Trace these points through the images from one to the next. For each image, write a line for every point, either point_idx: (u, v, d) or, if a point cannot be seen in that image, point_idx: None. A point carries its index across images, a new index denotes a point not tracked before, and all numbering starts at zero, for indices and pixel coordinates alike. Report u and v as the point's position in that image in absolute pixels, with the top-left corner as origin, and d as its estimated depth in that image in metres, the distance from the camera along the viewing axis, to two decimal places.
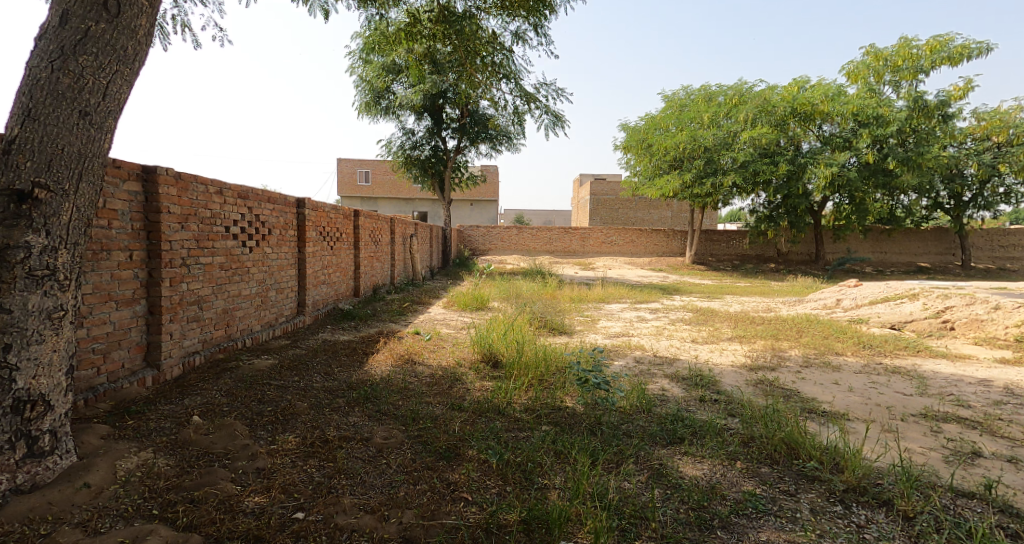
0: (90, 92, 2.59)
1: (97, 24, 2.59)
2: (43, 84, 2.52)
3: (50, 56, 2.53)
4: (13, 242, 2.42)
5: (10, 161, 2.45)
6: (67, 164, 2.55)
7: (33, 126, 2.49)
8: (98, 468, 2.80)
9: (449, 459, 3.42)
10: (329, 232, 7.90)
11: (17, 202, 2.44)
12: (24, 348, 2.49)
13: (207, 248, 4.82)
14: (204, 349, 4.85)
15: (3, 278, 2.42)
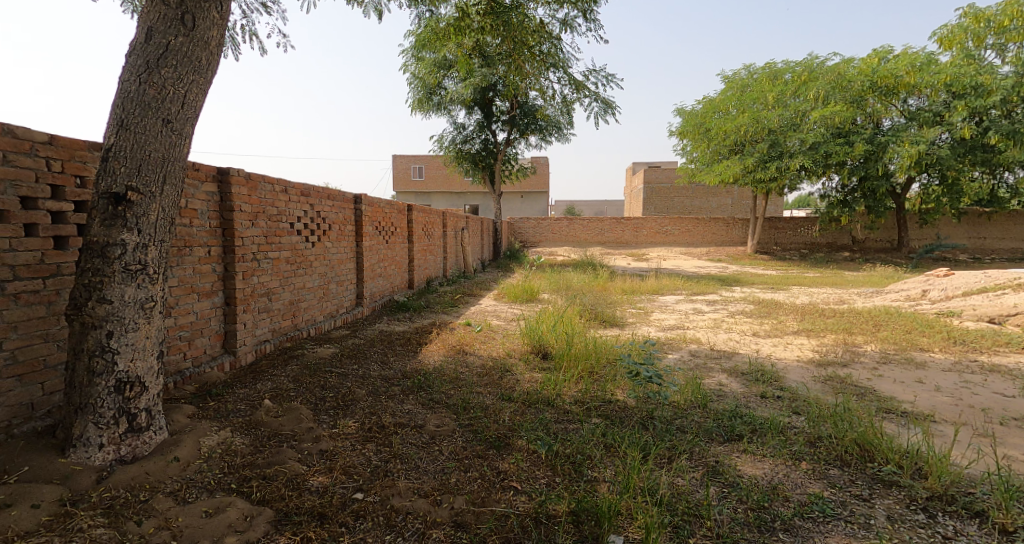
0: (175, 103, 2.84)
1: (176, 39, 2.83)
2: (132, 96, 2.78)
3: (137, 70, 2.79)
4: (112, 240, 2.72)
5: (108, 167, 2.73)
6: (154, 169, 2.81)
7: (125, 135, 2.76)
8: (185, 444, 3.07)
9: (499, 448, 3.55)
10: (384, 226, 8.17)
11: (114, 204, 2.72)
12: (123, 334, 2.78)
13: (275, 243, 5.14)
14: (273, 337, 5.19)
15: (104, 272, 2.72)
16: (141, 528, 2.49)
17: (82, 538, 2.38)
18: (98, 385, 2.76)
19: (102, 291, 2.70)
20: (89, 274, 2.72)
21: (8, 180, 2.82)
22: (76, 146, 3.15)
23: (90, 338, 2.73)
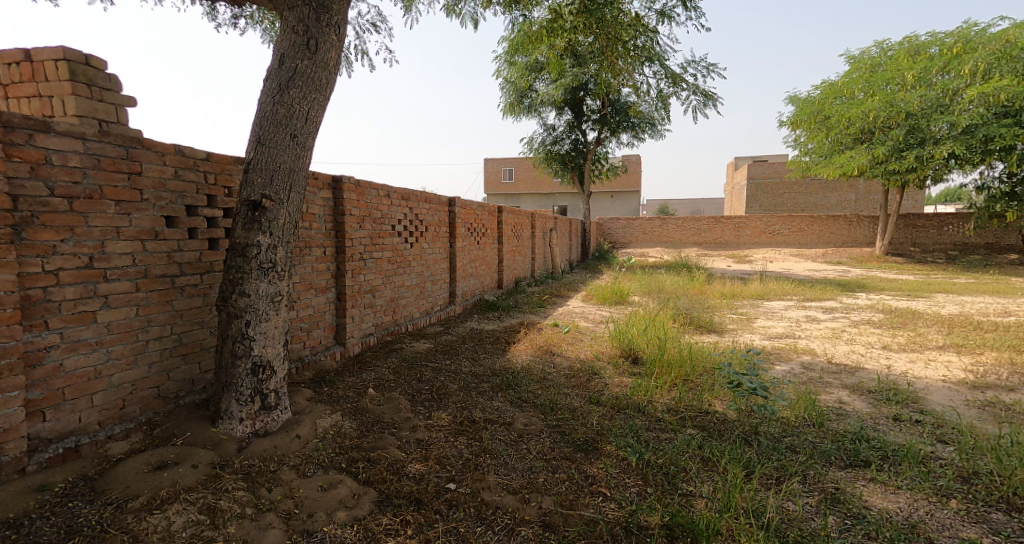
0: (302, 119, 3.20)
1: (302, 62, 3.20)
2: (267, 115, 3.16)
3: (271, 91, 3.17)
4: (250, 241, 3.11)
5: (248, 179, 3.13)
6: (284, 179, 3.18)
7: (262, 149, 3.14)
8: (306, 424, 3.44)
9: (587, 452, 3.63)
10: (476, 228, 8.49)
11: (252, 210, 3.11)
12: (258, 324, 3.18)
13: (378, 244, 5.53)
14: (376, 331, 5.60)
15: (244, 269, 3.12)
16: (273, 495, 2.84)
17: (229, 497, 2.75)
18: (238, 367, 3.18)
19: (243, 285, 3.10)
20: (233, 271, 3.13)
21: (177, 190, 3.32)
22: (224, 160, 3.64)
23: (232, 326, 3.15)
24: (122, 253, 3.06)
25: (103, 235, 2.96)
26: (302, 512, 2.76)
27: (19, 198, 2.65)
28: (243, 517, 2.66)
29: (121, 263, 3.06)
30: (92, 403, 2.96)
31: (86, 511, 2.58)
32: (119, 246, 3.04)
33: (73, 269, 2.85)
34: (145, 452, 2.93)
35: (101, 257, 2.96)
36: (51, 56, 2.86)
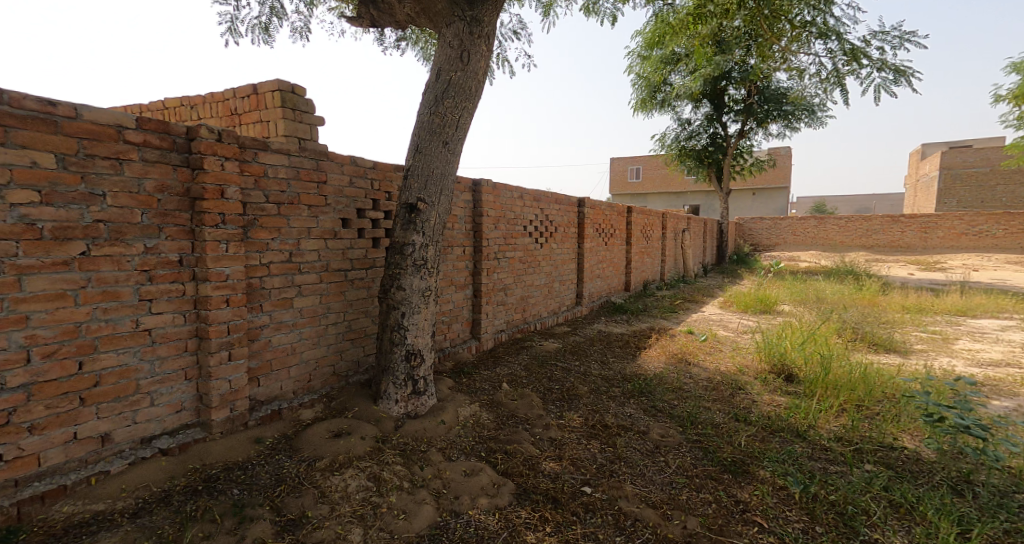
0: (453, 128, 3.47)
1: (455, 74, 3.47)
2: (424, 125, 3.48)
3: (428, 104, 3.48)
4: (407, 241, 3.43)
5: (406, 185, 3.47)
6: (437, 184, 3.47)
7: (419, 158, 3.47)
8: (449, 410, 3.75)
9: (737, 475, 3.44)
10: (604, 228, 8.48)
11: (409, 214, 3.44)
12: (411, 315, 3.52)
13: (511, 244, 5.76)
14: (507, 328, 5.84)
15: (401, 266, 3.45)
16: (423, 473, 3.13)
17: (390, 470, 3.08)
18: (394, 353, 3.54)
19: (400, 280, 3.44)
20: (392, 267, 3.48)
21: (352, 196, 3.90)
22: (387, 169, 4.20)
23: (393, 316, 3.52)
24: (312, 250, 3.68)
25: (299, 234, 3.58)
26: (448, 492, 3.02)
27: (248, 205, 3.26)
28: (401, 489, 2.96)
29: (311, 258, 3.67)
30: (289, 374, 3.60)
31: (286, 466, 3.07)
32: (309, 244, 3.66)
33: (279, 262, 3.47)
34: (325, 421, 3.43)
35: (297, 253, 3.58)
36: (270, 87, 3.59)
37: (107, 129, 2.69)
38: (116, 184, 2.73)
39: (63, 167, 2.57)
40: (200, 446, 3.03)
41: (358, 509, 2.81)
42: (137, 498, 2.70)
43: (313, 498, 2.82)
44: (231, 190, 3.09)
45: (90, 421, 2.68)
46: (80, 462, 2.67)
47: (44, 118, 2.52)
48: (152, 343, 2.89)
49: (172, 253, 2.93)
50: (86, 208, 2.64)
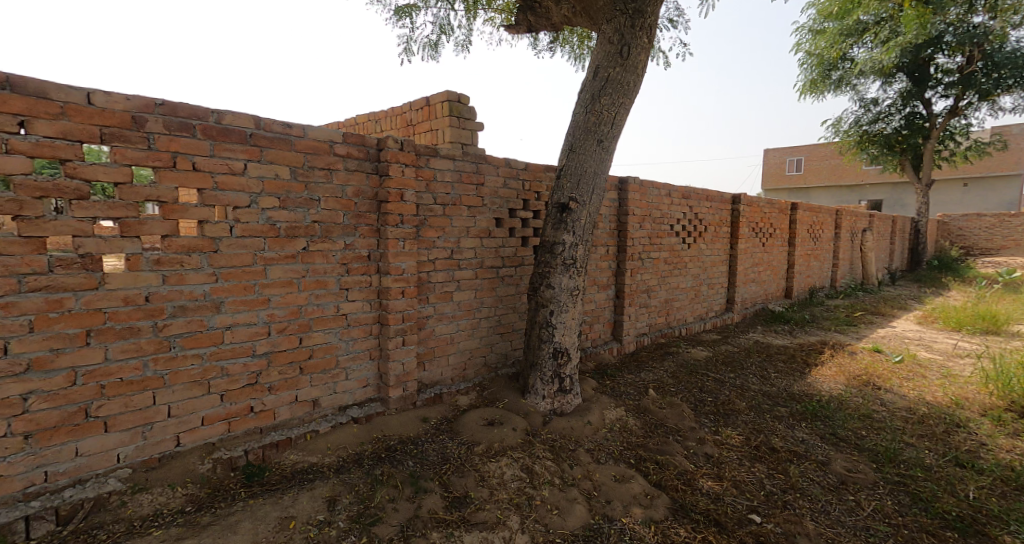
0: (607, 127, 4.08)
1: (614, 70, 4.05)
2: (580, 124, 4.14)
3: (585, 103, 4.12)
4: (558, 240, 4.08)
5: (559, 184, 4.16)
6: (587, 184, 4.11)
7: (572, 157, 4.13)
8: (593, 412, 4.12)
9: (968, 534, 3.07)
10: (762, 227, 7.93)
11: (561, 212, 4.12)
12: (560, 314, 4.11)
13: (657, 244, 5.66)
14: (650, 332, 5.78)
15: (551, 266, 4.09)
16: (573, 472, 3.50)
17: (541, 464, 3.51)
18: (543, 350, 4.15)
19: (550, 280, 4.07)
20: (543, 266, 4.14)
21: (505, 197, 4.12)
22: (537, 170, 4.34)
23: (541, 314, 4.13)
24: (470, 248, 3.97)
25: (460, 233, 3.89)
26: (598, 494, 3.34)
27: (419, 207, 3.68)
28: (551, 484, 3.36)
29: (469, 256, 3.96)
30: (448, 362, 4.02)
31: (449, 446, 3.59)
32: (468, 243, 3.95)
33: (442, 258, 3.83)
34: (481, 408, 3.97)
35: (458, 250, 3.90)
36: (440, 98, 3.89)
37: (323, 145, 3.35)
38: (327, 192, 3.39)
39: (294, 179, 3.25)
40: (381, 418, 3.66)
41: (515, 497, 3.24)
42: (339, 455, 3.37)
43: (474, 480, 3.32)
44: (408, 194, 3.56)
45: (305, 388, 3.43)
46: (301, 420, 3.44)
47: (284, 139, 3.20)
48: (348, 326, 3.55)
49: (362, 249, 3.55)
50: (307, 211, 3.32)
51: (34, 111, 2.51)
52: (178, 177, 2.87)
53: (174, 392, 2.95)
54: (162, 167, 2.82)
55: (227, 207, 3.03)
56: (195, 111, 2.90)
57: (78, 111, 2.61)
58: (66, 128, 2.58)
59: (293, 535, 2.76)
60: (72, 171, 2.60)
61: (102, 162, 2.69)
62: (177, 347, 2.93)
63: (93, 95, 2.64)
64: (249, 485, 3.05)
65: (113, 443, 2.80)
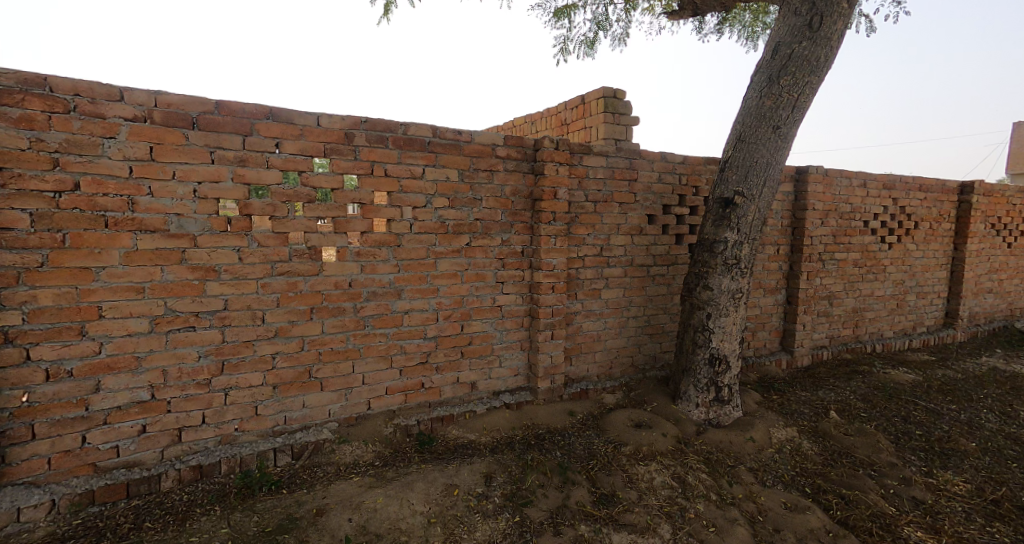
0: (785, 110, 3.81)
1: (800, 45, 3.78)
2: (753, 110, 3.90)
3: (761, 86, 3.89)
4: (719, 237, 3.85)
5: (724, 177, 3.92)
6: (757, 176, 3.83)
7: (741, 147, 3.89)
8: (758, 428, 3.96)
9: None
10: (1006, 225, 6.51)
11: (724, 207, 3.87)
12: (718, 318, 3.90)
13: (843, 243, 5.05)
14: (831, 345, 5.20)
15: (711, 265, 3.88)
16: (733, 490, 3.42)
17: (695, 475, 3.46)
18: (698, 355, 3.96)
19: (707, 280, 3.86)
20: (701, 266, 3.93)
21: (659, 193, 3.99)
22: (696, 163, 4.12)
23: (697, 317, 3.95)
24: (620, 246, 3.92)
25: (610, 231, 3.86)
26: (764, 519, 3.23)
27: (572, 204, 3.71)
28: (706, 498, 3.32)
29: (618, 253, 3.92)
30: (594, 359, 4.05)
31: (596, 443, 3.64)
32: (618, 240, 3.90)
33: (592, 256, 3.84)
34: (629, 408, 3.93)
35: (608, 247, 3.88)
36: (595, 95, 3.88)
37: (488, 149, 3.54)
38: (488, 192, 3.57)
39: (462, 180, 3.49)
40: (530, 407, 3.79)
41: (665, 504, 3.25)
42: (494, 436, 3.58)
43: (621, 479, 3.35)
44: (561, 192, 3.59)
45: (464, 371, 3.67)
46: (462, 399, 3.70)
47: (454, 144, 3.46)
48: (503, 317, 3.72)
49: (517, 245, 3.68)
50: (471, 209, 3.54)
51: (285, 134, 3.08)
52: (374, 182, 3.28)
53: (366, 363, 3.39)
54: (364, 175, 3.26)
55: (409, 206, 3.37)
56: (389, 125, 3.29)
57: (314, 133, 3.14)
58: (304, 146, 3.11)
59: (456, 502, 3.03)
60: (306, 182, 3.15)
61: (326, 173, 3.18)
62: (370, 325, 3.37)
63: (321, 118, 3.14)
64: (421, 452, 3.40)
65: (326, 400, 3.32)
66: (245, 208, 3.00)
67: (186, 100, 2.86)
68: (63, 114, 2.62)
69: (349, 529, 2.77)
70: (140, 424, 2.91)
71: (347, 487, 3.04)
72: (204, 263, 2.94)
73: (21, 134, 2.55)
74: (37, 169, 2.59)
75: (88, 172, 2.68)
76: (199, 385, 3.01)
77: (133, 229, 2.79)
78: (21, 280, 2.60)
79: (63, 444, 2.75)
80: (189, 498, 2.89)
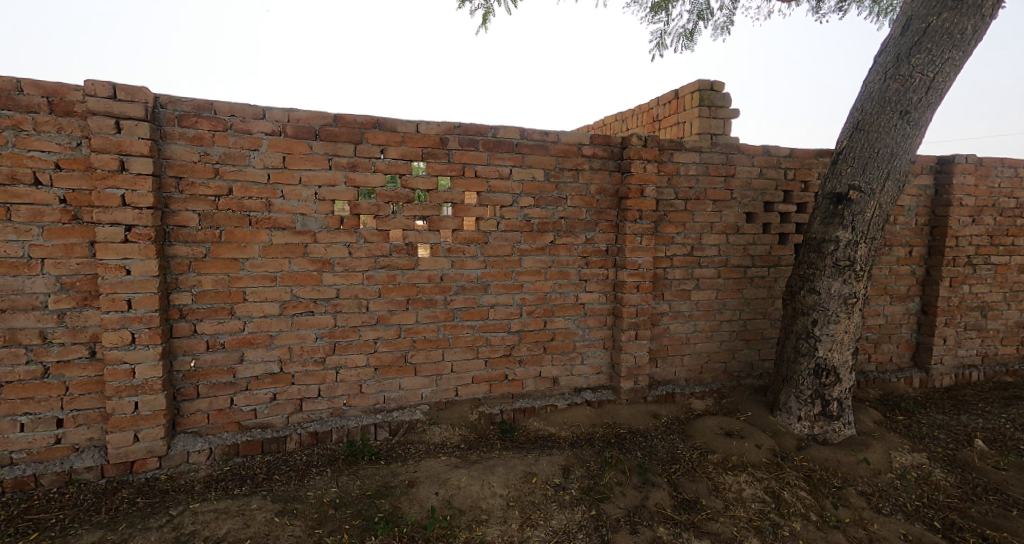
0: (916, 93, 3.38)
1: (937, 17, 3.33)
2: (874, 95, 3.49)
3: (886, 67, 3.46)
4: (829, 237, 3.52)
5: (837, 170, 3.57)
6: (877, 168, 3.44)
7: (858, 136, 3.50)
8: (875, 449, 3.57)
9: None
10: None
11: (836, 204, 3.53)
12: (827, 324, 3.57)
13: (1003, 245, 4.35)
14: (984, 365, 4.51)
15: (819, 266, 3.56)
16: (838, 514, 3.14)
17: (792, 492, 3.23)
18: (802, 365, 3.67)
19: (814, 282, 3.57)
20: (808, 268, 3.63)
21: (760, 188, 3.83)
22: (806, 156, 3.91)
23: (801, 323, 3.66)
24: (713, 245, 3.83)
25: (702, 230, 3.77)
26: None
27: (660, 202, 3.67)
28: (804, 517, 3.09)
29: (711, 254, 3.82)
30: (682, 362, 3.97)
31: (680, 447, 3.55)
32: (711, 240, 3.81)
33: (681, 256, 3.78)
34: (719, 416, 3.77)
35: (699, 247, 3.79)
36: (691, 89, 3.78)
37: (573, 148, 3.61)
38: (573, 191, 3.65)
39: (547, 179, 3.60)
40: (612, 406, 3.80)
41: (753, 517, 3.09)
42: (573, 431, 3.65)
43: (706, 487, 3.24)
44: (648, 189, 3.57)
45: (547, 366, 3.79)
46: (544, 393, 3.81)
47: (541, 145, 3.57)
48: (586, 315, 3.78)
49: (601, 244, 3.72)
50: (556, 208, 3.64)
51: (389, 141, 3.38)
52: (465, 183, 3.49)
53: (454, 352, 3.63)
54: (456, 176, 3.47)
55: (496, 206, 3.55)
56: (479, 129, 3.49)
57: (414, 140, 3.41)
58: (404, 151, 3.40)
59: (535, 490, 3.15)
60: (405, 184, 3.41)
61: (423, 176, 3.44)
62: (458, 317, 3.60)
63: (419, 125, 3.41)
64: (503, 439, 3.57)
65: (419, 384, 3.60)
66: (355, 209, 3.35)
67: (312, 115, 3.27)
68: (222, 132, 3.14)
69: (435, 501, 3.01)
70: (272, 392, 3.37)
71: (435, 465, 3.29)
72: (322, 256, 3.34)
73: (193, 149, 3.11)
74: (202, 177, 3.12)
75: (237, 180, 3.19)
76: (316, 363, 3.41)
77: (269, 226, 3.25)
78: (192, 268, 3.16)
79: (218, 403, 3.29)
80: (307, 459, 3.30)
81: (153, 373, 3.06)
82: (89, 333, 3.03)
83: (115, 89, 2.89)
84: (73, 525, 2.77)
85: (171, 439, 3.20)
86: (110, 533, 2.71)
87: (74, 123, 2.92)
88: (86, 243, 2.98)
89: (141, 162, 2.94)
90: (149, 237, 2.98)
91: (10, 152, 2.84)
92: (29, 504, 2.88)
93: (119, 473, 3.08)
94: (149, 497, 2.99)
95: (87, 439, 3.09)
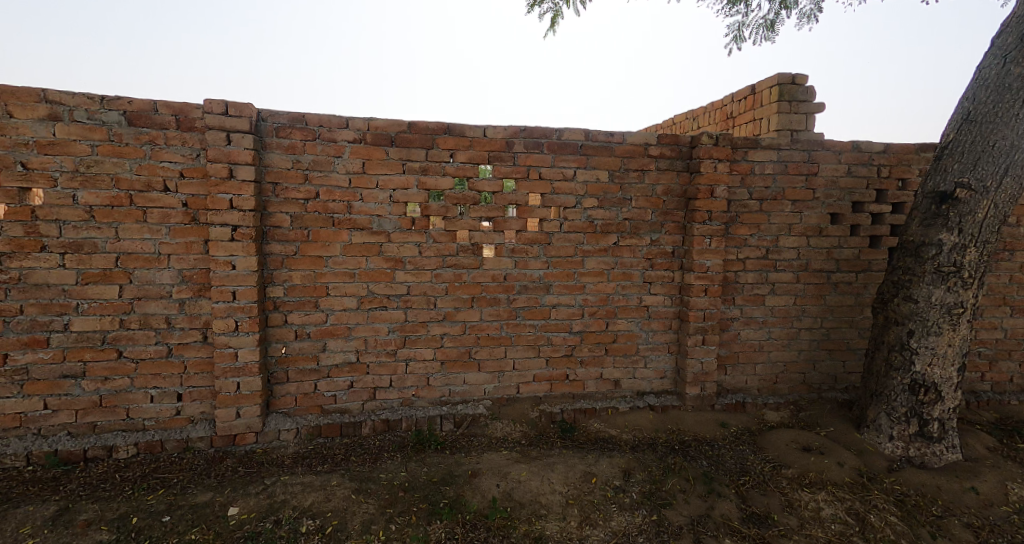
0: None
1: None
2: (989, 81, 3.11)
3: (1006, 50, 3.08)
4: (930, 240, 3.17)
5: (941, 166, 3.20)
6: (991, 163, 3.06)
7: (969, 128, 3.13)
8: (986, 478, 3.17)
9: None
10: None
11: (939, 203, 3.17)
12: (925, 336, 3.22)
13: None
14: None
15: (917, 272, 3.22)
16: None
17: (880, 516, 2.96)
18: (896, 380, 3.34)
19: (911, 290, 3.23)
20: (904, 274, 3.29)
21: (847, 188, 3.65)
22: (903, 152, 3.69)
23: (894, 334, 3.33)
24: (791, 248, 3.67)
25: (778, 232, 3.65)
26: None
27: (732, 202, 3.59)
28: None
29: (789, 256, 3.68)
30: (755, 371, 3.82)
31: (751, 459, 3.38)
32: (789, 243, 3.67)
33: (755, 258, 3.67)
34: (795, 430, 3.54)
35: (775, 250, 3.66)
36: (770, 83, 3.71)
37: (639, 148, 3.59)
38: (639, 192, 3.63)
39: (612, 181, 3.60)
40: (677, 412, 3.73)
41: (833, 539, 2.87)
42: (635, 434, 3.62)
43: (779, 503, 3.06)
44: (719, 190, 3.50)
45: (609, 368, 3.79)
46: (605, 394, 3.81)
47: (605, 146, 3.58)
48: (649, 317, 3.75)
49: (667, 245, 3.67)
50: (620, 209, 3.63)
51: (458, 146, 3.54)
52: (529, 185, 3.57)
53: (517, 350, 3.73)
54: (520, 179, 3.56)
55: (560, 207, 3.60)
56: (545, 131, 3.56)
57: (481, 144, 3.54)
58: (472, 155, 3.54)
59: (594, 490, 3.15)
60: (472, 187, 3.56)
61: (489, 178, 3.56)
62: (521, 316, 3.70)
63: (487, 130, 3.54)
64: (564, 438, 3.61)
65: (482, 380, 3.74)
66: (426, 210, 3.54)
67: (390, 123, 3.49)
68: (311, 141, 3.44)
69: (496, 493, 3.11)
70: (349, 380, 3.66)
71: (497, 458, 3.40)
72: (395, 255, 3.57)
73: (288, 157, 3.43)
74: (295, 183, 3.45)
75: (324, 185, 3.48)
76: (389, 354, 3.66)
77: (349, 227, 3.52)
78: (284, 265, 3.50)
79: (304, 388, 3.63)
80: (380, 444, 3.55)
81: (252, 357, 3.43)
82: (202, 320, 3.46)
83: (227, 106, 3.27)
84: (189, 486, 3.18)
85: (266, 418, 3.58)
86: (217, 495, 3.08)
87: (195, 137, 3.34)
88: (202, 242, 3.40)
89: (246, 170, 3.29)
90: (251, 236, 3.33)
91: (147, 163, 3.30)
92: (156, 465, 3.36)
93: (224, 444, 3.49)
94: (247, 467, 3.36)
95: (200, 412, 3.55)
